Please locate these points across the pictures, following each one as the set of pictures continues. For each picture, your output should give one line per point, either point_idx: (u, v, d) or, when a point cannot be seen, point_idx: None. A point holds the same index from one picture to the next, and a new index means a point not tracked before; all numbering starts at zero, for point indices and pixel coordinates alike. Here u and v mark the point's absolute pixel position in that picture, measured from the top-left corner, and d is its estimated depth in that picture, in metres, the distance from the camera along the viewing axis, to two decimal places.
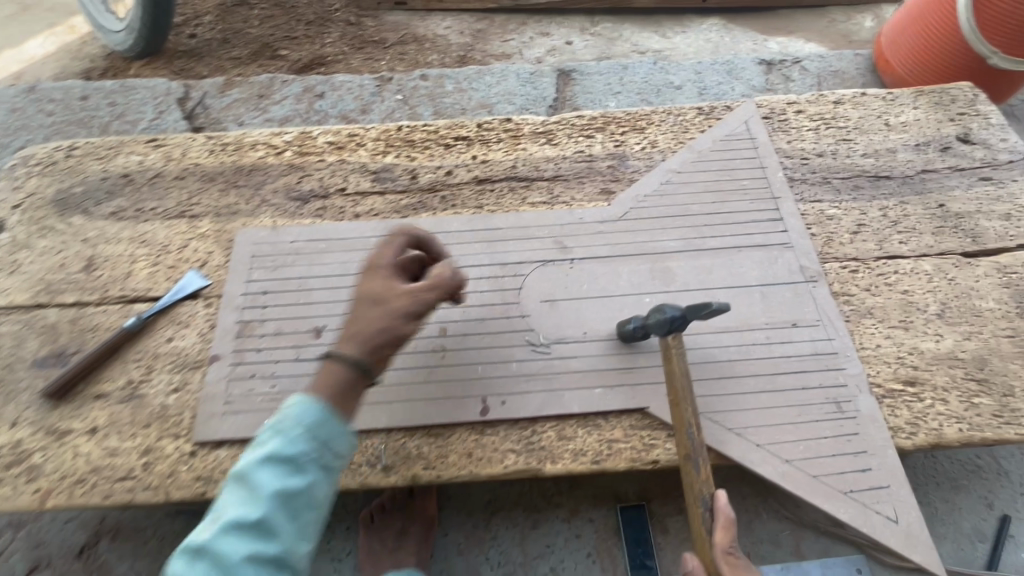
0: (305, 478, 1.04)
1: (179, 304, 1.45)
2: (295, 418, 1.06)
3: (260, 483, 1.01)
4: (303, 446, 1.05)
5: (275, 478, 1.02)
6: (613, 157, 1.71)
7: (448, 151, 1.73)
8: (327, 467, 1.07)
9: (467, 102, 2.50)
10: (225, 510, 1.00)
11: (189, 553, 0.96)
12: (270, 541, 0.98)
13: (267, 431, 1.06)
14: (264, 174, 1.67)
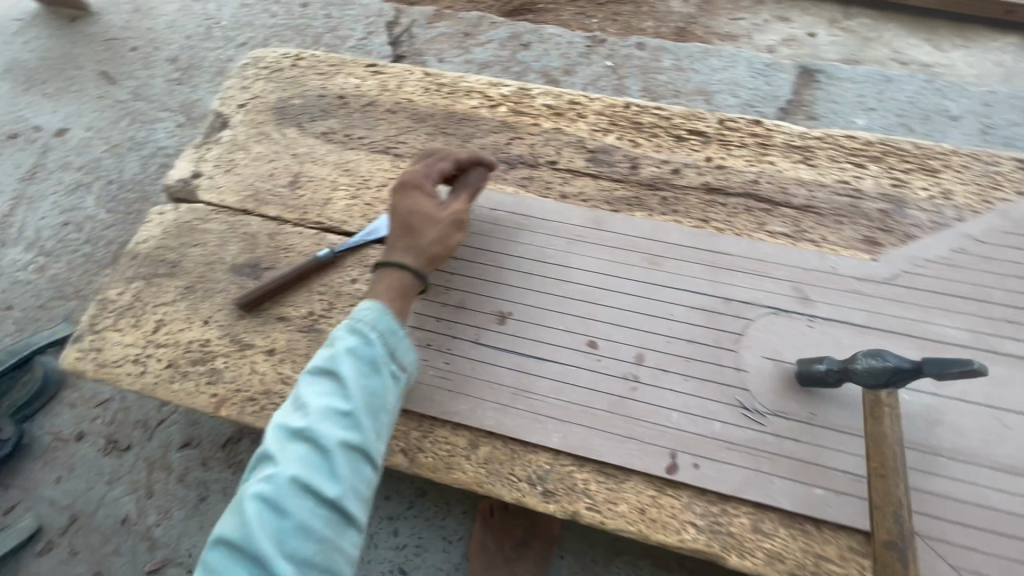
0: (371, 410, 1.00)
1: (368, 245, 1.38)
2: (359, 345, 1.04)
3: (320, 411, 0.96)
4: (367, 372, 1.02)
5: (330, 404, 0.97)
6: (888, 199, 1.35)
7: (679, 144, 1.47)
8: (387, 403, 1.02)
9: (683, 85, 2.20)
10: (289, 441, 0.94)
11: (261, 488, 0.89)
12: (339, 475, 0.92)
13: (339, 354, 1.02)
14: (474, 126, 1.54)
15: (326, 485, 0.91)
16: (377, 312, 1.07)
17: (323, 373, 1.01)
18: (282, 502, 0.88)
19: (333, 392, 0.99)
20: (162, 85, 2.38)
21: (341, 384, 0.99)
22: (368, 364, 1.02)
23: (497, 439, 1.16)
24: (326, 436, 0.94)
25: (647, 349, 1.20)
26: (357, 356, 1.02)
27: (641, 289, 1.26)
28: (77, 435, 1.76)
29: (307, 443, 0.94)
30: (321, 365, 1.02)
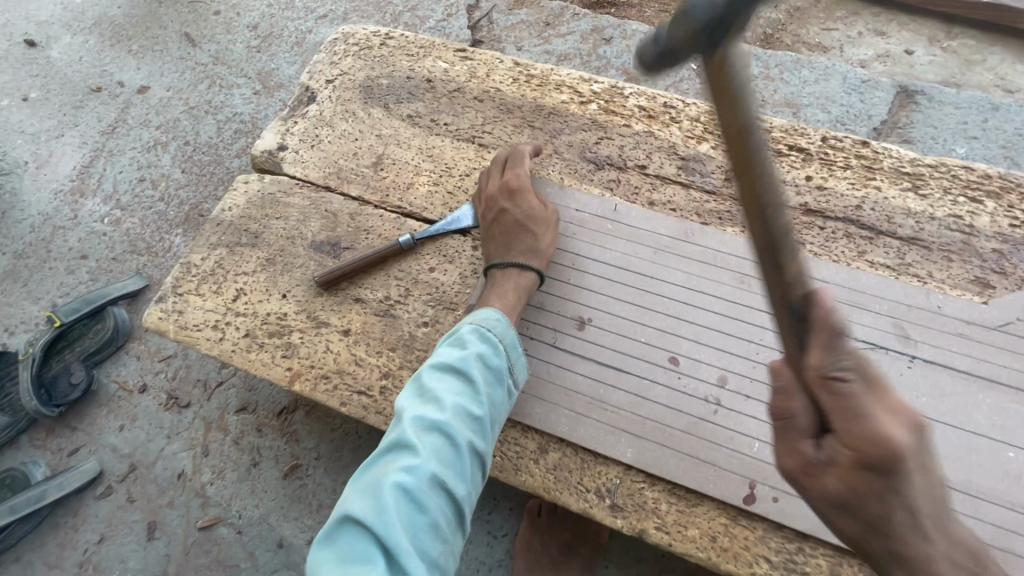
0: (493, 420, 1.04)
1: (448, 235, 1.37)
2: (491, 354, 1.07)
3: (456, 411, 0.99)
4: (494, 382, 1.06)
5: (461, 404, 1.00)
6: (1003, 239, 1.26)
7: (777, 160, 1.41)
8: (501, 415, 1.08)
9: (771, 95, 2.10)
10: (424, 434, 0.95)
11: (402, 478, 0.89)
12: (466, 478, 0.95)
13: (473, 359, 1.04)
14: (562, 122, 1.50)
15: (456, 484, 0.93)
16: (507, 325, 1.12)
17: (456, 373, 1.03)
18: (420, 495, 0.89)
19: (464, 394, 1.01)
20: (242, 51, 2.41)
21: (471, 387, 1.02)
22: (494, 372, 1.06)
23: (566, 446, 1.14)
24: (457, 435, 0.96)
25: (731, 372, 1.15)
26: (487, 363, 1.06)
27: (728, 308, 1.21)
28: (140, 387, 1.81)
29: (439, 438, 0.95)
30: (453, 362, 1.04)
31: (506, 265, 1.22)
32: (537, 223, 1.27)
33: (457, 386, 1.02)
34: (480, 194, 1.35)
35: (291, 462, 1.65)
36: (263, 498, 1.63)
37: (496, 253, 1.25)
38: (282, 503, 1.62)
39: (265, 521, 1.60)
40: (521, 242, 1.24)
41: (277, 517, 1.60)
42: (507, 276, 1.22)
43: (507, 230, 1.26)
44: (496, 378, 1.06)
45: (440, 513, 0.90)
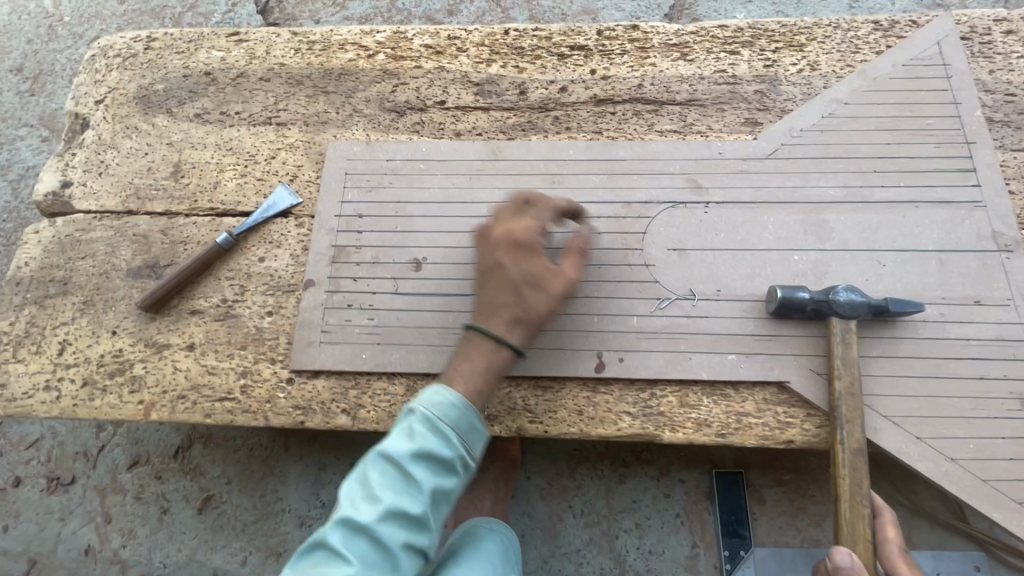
0: (439, 476, 0.96)
1: (269, 221, 1.34)
2: (450, 406, 1.00)
3: (392, 468, 0.94)
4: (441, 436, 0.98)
5: (396, 461, 0.95)
6: (762, 80, 1.42)
7: (563, 63, 1.48)
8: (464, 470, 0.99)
9: (569, 7, 2.17)
10: (354, 538, 0.89)
11: None
12: (389, 543, 0.89)
13: (421, 450, 0.95)
14: (355, 80, 1.49)
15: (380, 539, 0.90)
16: (466, 409, 1.01)
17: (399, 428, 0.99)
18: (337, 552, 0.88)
19: (400, 490, 0.93)
20: (13, 99, 2.15)
21: (409, 482, 0.94)
22: (445, 463, 0.96)
23: (433, 379, 1.19)
24: (384, 539, 0.89)
25: (560, 265, 1.24)
26: (434, 453, 0.96)
27: None
28: (13, 481, 1.67)
29: (367, 539, 0.89)
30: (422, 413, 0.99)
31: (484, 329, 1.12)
32: (537, 273, 1.15)
33: (396, 478, 0.94)
34: (489, 238, 1.21)
35: (203, 496, 1.61)
36: (184, 540, 1.58)
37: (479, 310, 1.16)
38: (207, 536, 1.58)
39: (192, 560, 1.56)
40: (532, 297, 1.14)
41: (205, 551, 1.56)
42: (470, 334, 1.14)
43: (495, 281, 1.16)
44: (446, 468, 0.96)
45: None
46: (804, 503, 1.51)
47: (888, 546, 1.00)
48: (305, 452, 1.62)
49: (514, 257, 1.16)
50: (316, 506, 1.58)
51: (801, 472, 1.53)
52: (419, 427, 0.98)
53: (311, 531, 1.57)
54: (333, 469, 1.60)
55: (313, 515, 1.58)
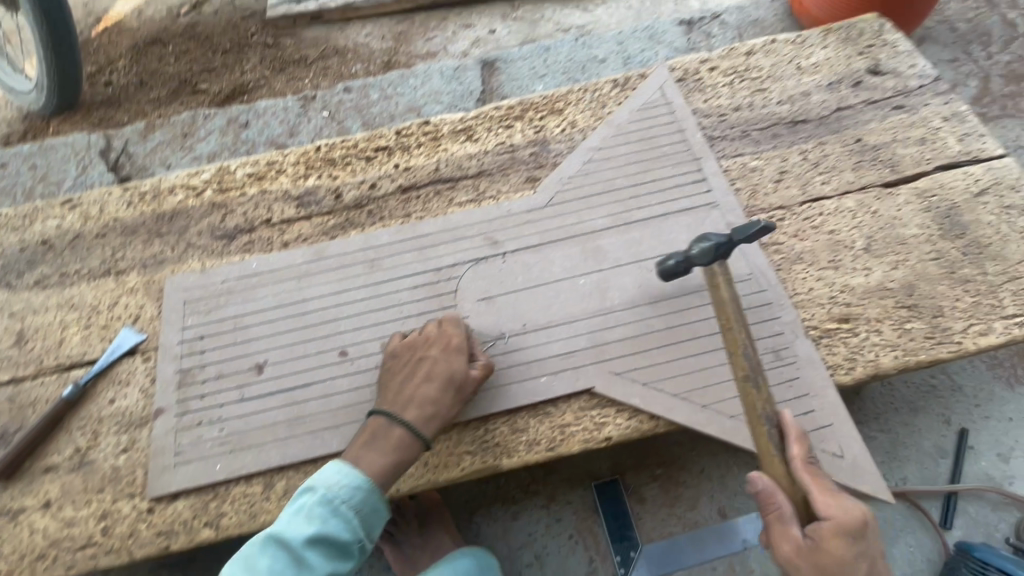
0: (327, 563, 1.12)
1: (116, 363, 1.43)
2: (356, 498, 1.16)
3: (291, 549, 1.10)
4: (337, 524, 1.14)
5: (296, 547, 1.10)
6: (535, 143, 1.70)
7: (370, 164, 1.71)
8: (354, 551, 1.16)
9: (395, 108, 2.47)
10: None
11: None
12: None
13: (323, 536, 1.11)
14: (187, 218, 1.65)
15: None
16: (366, 496, 1.16)
17: (299, 511, 1.14)
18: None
19: (296, 573, 1.10)
20: None
21: (306, 566, 1.10)
22: (342, 546, 1.14)
23: (288, 470, 1.28)
24: None
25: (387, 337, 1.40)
26: (333, 538, 1.12)
27: (369, 292, 1.47)
28: None
29: None
30: (329, 496, 1.15)
31: (392, 416, 1.22)
32: (450, 375, 1.24)
33: (294, 561, 1.10)
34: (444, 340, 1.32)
35: None
36: None
37: (390, 396, 1.26)
38: None
39: None
40: (429, 397, 1.23)
41: None
42: (379, 425, 1.23)
43: (405, 370, 1.27)
44: (343, 550, 1.14)
45: None
46: (677, 491, 1.66)
47: (794, 464, 1.12)
48: None
49: (444, 363, 1.26)
50: None
51: (668, 462, 1.69)
52: (323, 511, 1.14)
53: None
54: None
55: None
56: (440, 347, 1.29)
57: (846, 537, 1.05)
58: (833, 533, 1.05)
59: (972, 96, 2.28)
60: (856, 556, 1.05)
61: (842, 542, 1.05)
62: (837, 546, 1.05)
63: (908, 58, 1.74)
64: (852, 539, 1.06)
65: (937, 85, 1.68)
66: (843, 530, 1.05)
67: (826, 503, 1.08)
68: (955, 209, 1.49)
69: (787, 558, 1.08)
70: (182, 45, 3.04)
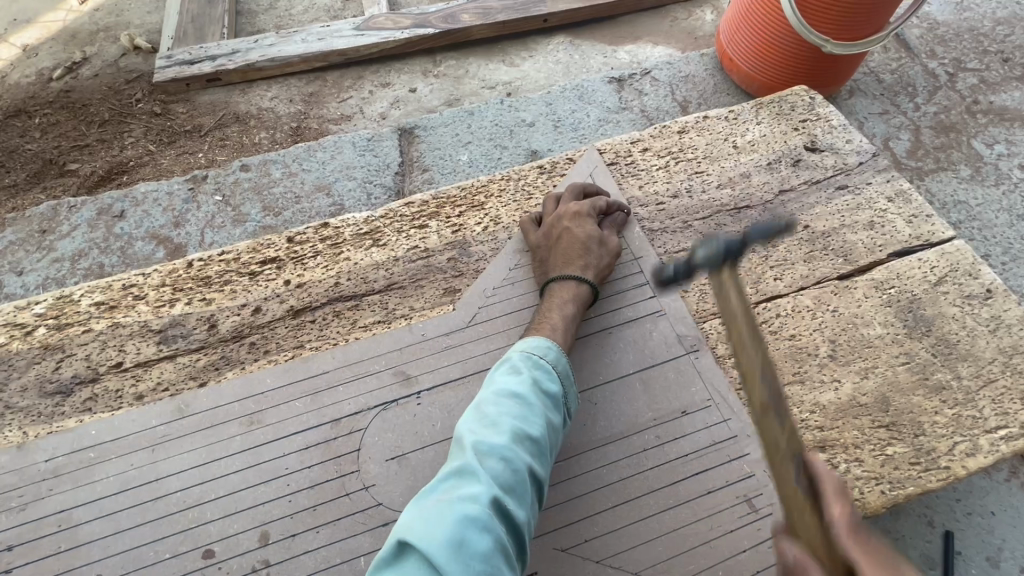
0: (551, 448, 1.02)
1: None
2: (545, 376, 1.08)
3: (508, 450, 0.93)
4: (550, 406, 1.05)
5: (541, 437, 0.99)
6: (453, 246, 1.45)
7: (254, 280, 1.41)
8: (556, 444, 1.05)
9: (301, 187, 2.18)
10: (483, 457, 0.91)
11: (447, 500, 0.84)
12: (513, 461, 0.92)
13: (529, 384, 1.04)
14: (7, 368, 1.28)
15: (515, 526, 0.88)
16: (557, 352, 1.13)
17: (525, 399, 1.01)
18: (480, 554, 0.79)
19: (519, 417, 0.98)
20: None
21: (526, 411, 1.00)
22: (553, 398, 1.06)
23: None
24: (506, 459, 0.92)
25: (270, 523, 1.09)
26: (540, 385, 1.05)
27: (247, 459, 1.16)
28: None
29: (480, 465, 0.89)
30: (509, 390, 1.02)
31: (567, 277, 1.27)
32: (599, 235, 1.33)
33: (502, 415, 0.98)
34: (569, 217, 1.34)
35: None
36: None
37: (565, 266, 1.29)
38: None
39: None
40: (607, 259, 1.33)
41: None
42: (566, 290, 1.26)
43: (574, 248, 1.30)
44: (557, 403, 1.06)
45: (499, 534, 0.83)
46: None
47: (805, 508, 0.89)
48: None
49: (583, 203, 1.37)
50: None
51: None
52: (490, 413, 0.98)
53: None
54: None
55: None
56: (574, 209, 1.35)
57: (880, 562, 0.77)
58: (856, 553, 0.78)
59: (904, 151, 2.24)
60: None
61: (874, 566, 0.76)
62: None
63: (843, 133, 1.64)
64: (890, 560, 0.77)
65: (877, 161, 1.58)
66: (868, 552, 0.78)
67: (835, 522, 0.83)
68: (916, 302, 1.36)
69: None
70: (50, 116, 2.61)
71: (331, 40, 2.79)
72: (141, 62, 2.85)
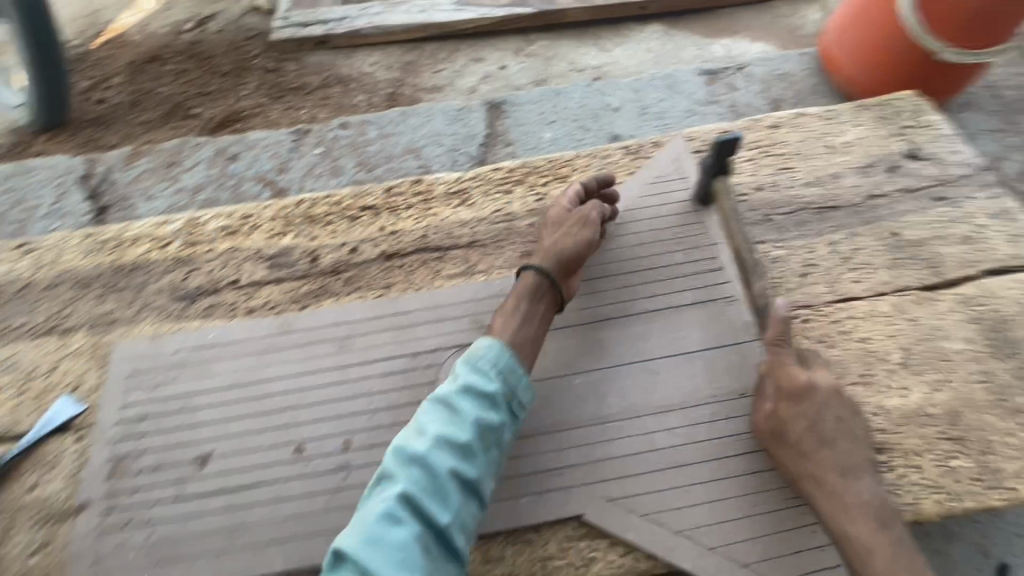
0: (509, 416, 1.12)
1: (49, 438, 1.28)
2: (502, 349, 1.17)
3: (450, 421, 1.07)
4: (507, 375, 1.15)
5: (494, 408, 1.11)
6: (535, 213, 1.54)
7: (353, 224, 1.56)
8: (517, 411, 1.14)
9: (393, 148, 2.33)
10: (427, 425, 1.08)
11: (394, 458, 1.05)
12: (455, 431, 1.06)
13: (485, 356, 1.15)
14: (146, 273, 1.50)
15: (458, 484, 1.04)
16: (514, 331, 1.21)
17: (477, 373, 1.13)
18: (417, 503, 1.00)
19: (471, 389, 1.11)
20: None
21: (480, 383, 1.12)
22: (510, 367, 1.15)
23: None
24: (448, 429, 1.06)
25: (352, 433, 1.24)
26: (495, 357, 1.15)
27: (337, 377, 1.31)
28: None
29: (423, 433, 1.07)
30: (466, 365, 1.14)
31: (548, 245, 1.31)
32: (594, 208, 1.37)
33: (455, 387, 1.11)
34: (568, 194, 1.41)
35: None
36: None
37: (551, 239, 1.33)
38: None
39: None
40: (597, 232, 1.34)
41: None
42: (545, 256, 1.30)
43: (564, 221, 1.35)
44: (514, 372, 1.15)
45: (434, 492, 1.02)
46: None
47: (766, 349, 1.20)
48: None
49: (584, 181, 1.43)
50: None
51: None
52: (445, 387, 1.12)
53: None
54: None
55: None
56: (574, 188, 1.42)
57: (796, 407, 1.13)
58: (786, 400, 1.14)
59: (1016, 173, 2.10)
60: (817, 438, 1.11)
61: (791, 407, 1.13)
62: (791, 415, 1.13)
63: (949, 143, 1.58)
64: (806, 409, 1.13)
65: (983, 176, 1.51)
66: (795, 400, 1.13)
67: (782, 376, 1.16)
68: (1004, 322, 1.31)
69: (754, 432, 1.18)
70: (180, 64, 2.91)
71: (432, 13, 2.92)
72: (260, 21, 3.09)
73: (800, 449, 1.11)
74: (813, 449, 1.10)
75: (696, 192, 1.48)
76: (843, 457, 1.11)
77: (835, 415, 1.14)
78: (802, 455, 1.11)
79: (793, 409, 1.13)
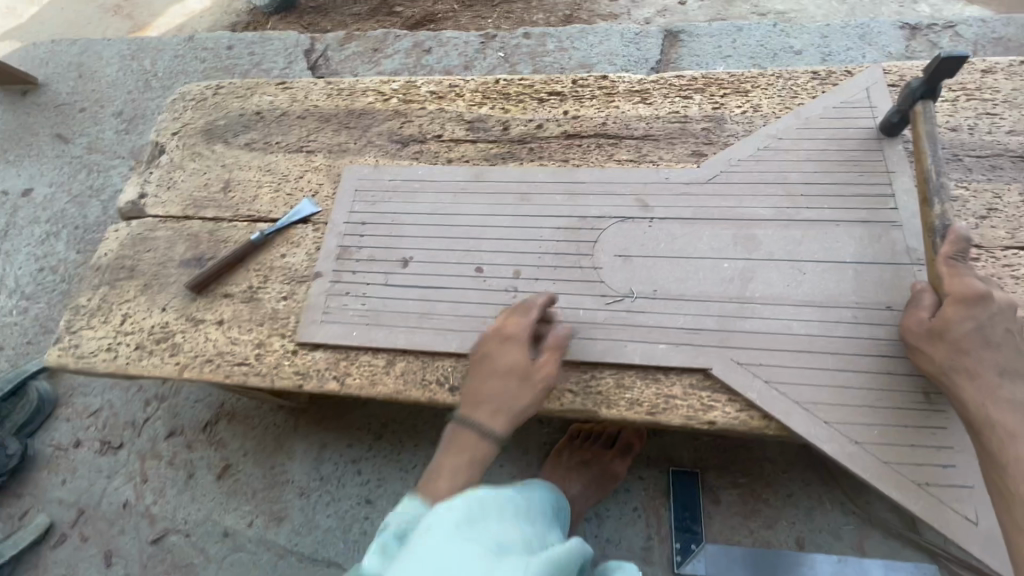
0: None
1: (293, 225, 1.66)
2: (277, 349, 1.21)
3: None
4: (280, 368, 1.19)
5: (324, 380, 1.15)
6: (710, 119, 1.64)
7: (541, 105, 1.76)
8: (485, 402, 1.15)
9: (568, 62, 2.49)
10: None
11: None
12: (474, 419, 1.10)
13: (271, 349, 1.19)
14: (371, 118, 1.82)
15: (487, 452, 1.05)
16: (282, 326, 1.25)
17: None
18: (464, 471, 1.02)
19: None
20: (113, 137, 2.67)
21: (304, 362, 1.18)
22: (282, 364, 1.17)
23: (409, 354, 1.43)
24: None
25: (523, 267, 1.48)
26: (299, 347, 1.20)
27: (515, 222, 1.55)
28: (75, 442, 2.02)
29: None
30: None
31: None
32: None
33: None
34: None
35: (223, 464, 1.90)
36: (204, 501, 1.86)
37: None
38: (223, 499, 1.85)
39: (210, 519, 1.83)
40: None
41: (220, 511, 1.83)
42: None
43: None
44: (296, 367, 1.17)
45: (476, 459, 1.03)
46: (757, 506, 1.60)
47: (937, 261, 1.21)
48: (311, 431, 1.90)
49: None
50: (316, 479, 1.83)
51: (754, 474, 1.64)
52: None
53: (310, 500, 1.80)
54: (334, 447, 1.86)
55: (312, 486, 1.82)
56: None
57: (966, 309, 1.13)
58: (951, 303, 1.15)
59: None
60: (980, 340, 1.11)
61: (958, 309, 1.14)
62: (955, 316, 1.14)
63: None
64: (978, 313, 1.12)
65: None
66: (962, 304, 1.14)
67: (951, 282, 1.16)
68: None
69: (905, 332, 1.21)
70: None
71: None
72: None
73: (956, 347, 1.13)
74: (972, 348, 1.11)
75: (888, 118, 1.46)
76: (1005, 363, 1.10)
77: (1006, 326, 1.12)
78: (957, 353, 1.12)
79: (957, 311, 1.14)
